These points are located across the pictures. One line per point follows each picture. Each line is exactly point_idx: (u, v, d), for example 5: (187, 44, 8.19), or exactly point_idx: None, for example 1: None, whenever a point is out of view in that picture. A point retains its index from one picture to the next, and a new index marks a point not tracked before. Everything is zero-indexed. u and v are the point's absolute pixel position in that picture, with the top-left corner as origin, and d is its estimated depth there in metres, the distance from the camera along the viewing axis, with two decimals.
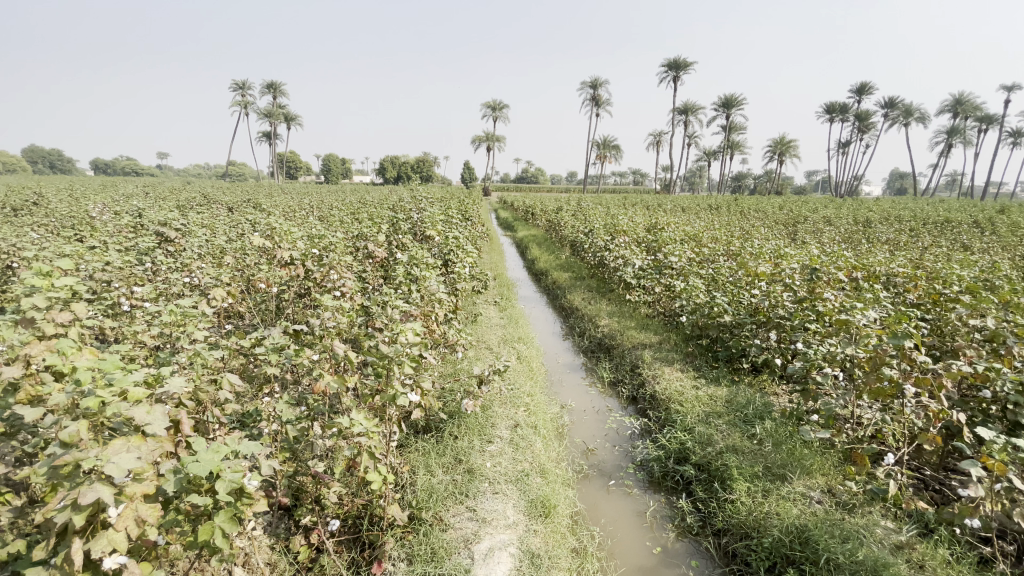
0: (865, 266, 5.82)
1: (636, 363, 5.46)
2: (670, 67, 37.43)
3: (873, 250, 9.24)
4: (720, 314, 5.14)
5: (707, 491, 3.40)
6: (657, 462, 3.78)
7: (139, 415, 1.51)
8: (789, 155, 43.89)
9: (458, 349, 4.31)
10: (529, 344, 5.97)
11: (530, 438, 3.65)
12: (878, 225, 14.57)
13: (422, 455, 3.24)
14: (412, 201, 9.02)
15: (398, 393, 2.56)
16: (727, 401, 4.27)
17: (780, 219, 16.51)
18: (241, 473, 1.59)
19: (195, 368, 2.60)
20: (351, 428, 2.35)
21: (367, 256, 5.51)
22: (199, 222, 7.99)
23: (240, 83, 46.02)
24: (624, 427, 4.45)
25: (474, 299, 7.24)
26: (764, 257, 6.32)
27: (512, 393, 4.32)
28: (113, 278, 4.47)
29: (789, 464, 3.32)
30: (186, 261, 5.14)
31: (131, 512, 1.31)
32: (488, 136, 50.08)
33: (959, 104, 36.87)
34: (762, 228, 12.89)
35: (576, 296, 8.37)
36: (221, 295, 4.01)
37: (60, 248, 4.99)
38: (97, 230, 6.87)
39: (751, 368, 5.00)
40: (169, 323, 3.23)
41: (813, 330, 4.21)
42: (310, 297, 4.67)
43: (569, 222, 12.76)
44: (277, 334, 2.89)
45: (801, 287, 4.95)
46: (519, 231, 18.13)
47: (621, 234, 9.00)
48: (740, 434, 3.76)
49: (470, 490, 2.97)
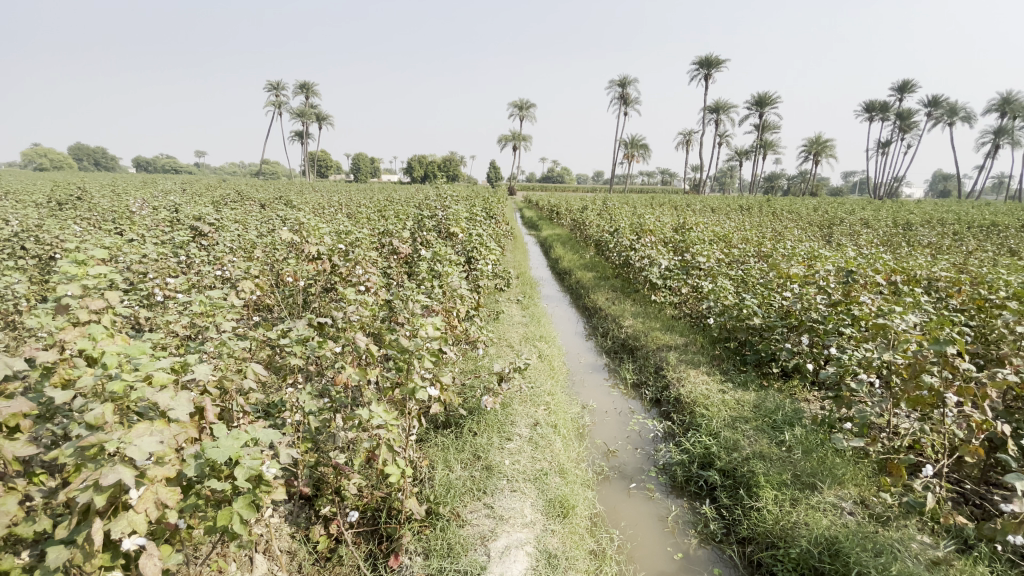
0: (904, 270, 5.59)
1: (660, 365, 5.35)
2: (701, 64, 36.68)
3: (911, 253, 8.90)
4: (749, 317, 4.99)
5: (731, 498, 3.30)
6: (680, 466, 3.69)
7: (163, 399, 1.54)
8: (825, 156, 42.57)
9: (480, 346, 4.29)
10: (550, 343, 5.92)
11: (550, 438, 3.60)
12: (919, 228, 13.99)
13: (441, 450, 3.24)
14: (438, 199, 9.09)
15: (418, 387, 2.55)
16: (755, 406, 4.15)
17: (813, 220, 16.08)
18: (260, 460, 1.60)
19: (220, 358, 2.65)
20: (370, 420, 2.36)
21: (392, 252, 5.57)
22: (232, 216, 8.23)
23: (274, 85, 47.59)
24: (647, 429, 4.36)
25: (496, 297, 7.24)
26: (796, 259, 6.14)
27: (533, 392, 4.28)
28: (149, 270, 4.64)
29: (819, 473, 3.19)
30: (218, 254, 5.30)
31: (151, 495, 1.33)
32: (514, 136, 50.27)
33: (1008, 103, 35.10)
34: (794, 229, 12.55)
35: (599, 296, 8.30)
36: (250, 287, 4.11)
37: (101, 240, 5.21)
38: (136, 225, 7.16)
39: (780, 372, 4.85)
40: (200, 313, 3.33)
41: (847, 335, 4.06)
42: (335, 291, 4.74)
43: (594, 221, 12.67)
44: (301, 326, 2.93)
45: (836, 290, 4.80)
46: (544, 230, 18.08)
47: (647, 233, 8.87)
48: (768, 440, 3.63)
49: (488, 487, 2.94)
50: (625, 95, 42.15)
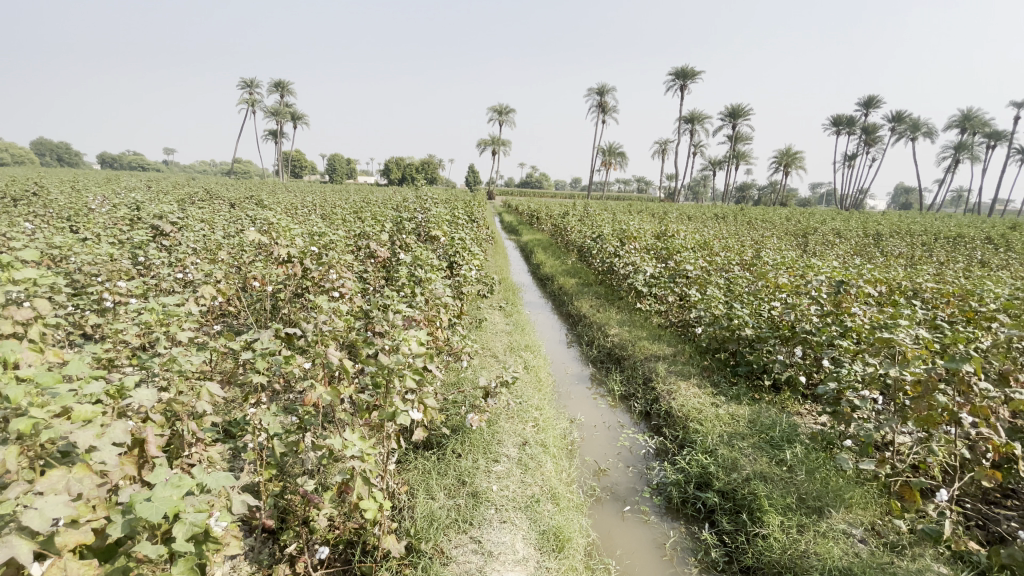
0: (890, 281, 5.53)
1: (649, 376, 5.16)
2: (676, 75, 37.31)
3: (888, 264, 8.95)
4: (741, 327, 4.83)
5: (733, 523, 3.10)
6: (676, 487, 3.48)
7: (85, 440, 1.24)
8: (795, 167, 43.62)
9: (463, 357, 4.02)
10: (535, 352, 5.69)
11: (540, 458, 3.35)
12: (890, 239, 14.24)
13: (421, 474, 2.96)
14: (418, 201, 8.78)
15: (399, 410, 2.25)
16: (751, 422, 3.98)
17: (789, 230, 16.25)
18: (206, 512, 1.30)
19: (171, 376, 2.31)
20: (343, 450, 2.07)
21: (369, 255, 5.25)
22: (199, 216, 7.78)
23: (247, 82, 46.52)
24: (638, 445, 4.16)
25: (478, 303, 6.97)
26: (784, 268, 6.04)
27: (520, 406, 4.03)
28: (100, 271, 4.23)
29: (825, 496, 3.02)
30: (180, 256, 4.91)
31: (58, 571, 1.04)
32: (492, 140, 50.36)
33: (967, 119, 36.52)
34: (771, 238, 12.61)
35: (583, 303, 8.11)
36: (211, 292, 3.76)
37: (49, 239, 4.77)
38: (92, 223, 6.66)
39: (772, 385, 4.70)
40: (153, 322, 2.98)
41: (844, 348, 3.93)
42: (307, 298, 4.41)
43: (575, 226, 12.53)
44: (267, 338, 2.62)
45: (828, 301, 4.69)
46: (524, 235, 17.88)
47: (631, 239, 8.72)
48: (768, 459, 3.45)
49: (474, 518, 2.66)
50: (604, 101, 42.41)
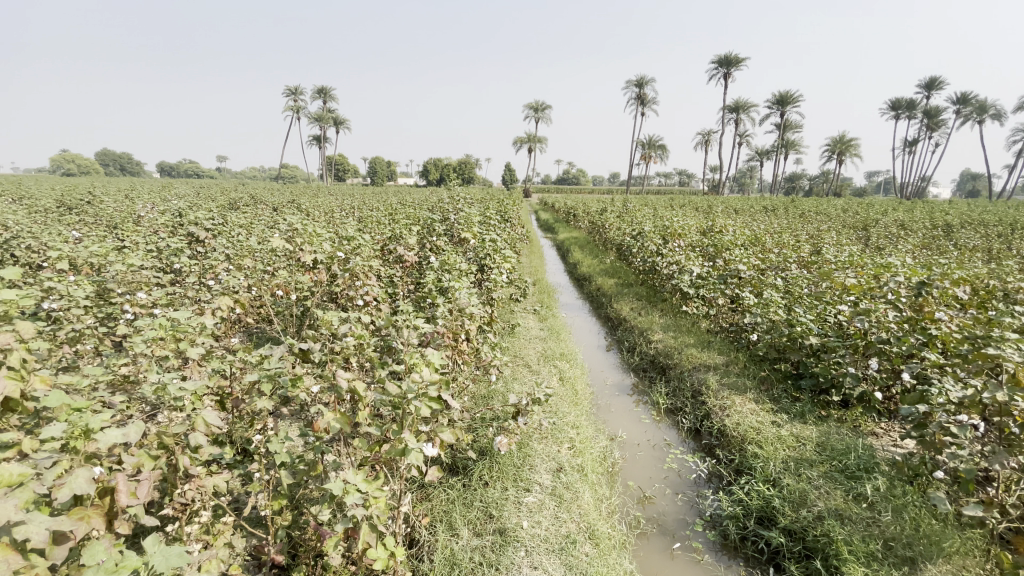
0: (979, 280, 4.83)
1: (698, 389, 4.71)
2: (720, 63, 35.79)
3: (966, 260, 8.05)
4: (803, 335, 4.31)
5: (803, 570, 2.67)
6: (733, 522, 3.08)
7: (4, 513, 1.04)
8: (849, 155, 41.14)
9: (493, 371, 3.72)
10: (572, 360, 5.33)
11: (577, 487, 3.01)
12: (961, 231, 12.98)
13: (445, 507, 2.67)
14: (452, 202, 8.56)
15: (411, 447, 1.96)
16: (819, 445, 3.49)
17: (845, 223, 15.17)
18: None
19: (167, 402, 2.12)
20: (345, 494, 1.80)
21: (397, 260, 5.03)
22: (236, 221, 7.82)
23: (291, 89, 48.15)
24: (688, 468, 3.74)
25: (512, 307, 6.68)
26: (850, 267, 5.42)
27: (556, 425, 3.70)
28: (129, 280, 4.19)
29: (917, 543, 2.55)
30: (210, 264, 4.84)
31: None
32: (529, 138, 50.11)
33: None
34: (828, 232, 11.71)
35: (624, 305, 7.67)
36: (232, 302, 3.62)
37: (84, 248, 4.79)
38: (133, 231, 6.76)
39: (841, 401, 4.16)
40: (164, 338, 2.82)
41: (930, 363, 3.39)
42: (331, 307, 4.23)
43: (614, 224, 12.02)
44: (275, 358, 2.39)
45: (906, 305, 4.10)
46: (561, 233, 17.43)
47: (675, 236, 8.20)
48: (843, 492, 2.98)
49: (502, 562, 2.34)
50: (641, 95, 41.44)
